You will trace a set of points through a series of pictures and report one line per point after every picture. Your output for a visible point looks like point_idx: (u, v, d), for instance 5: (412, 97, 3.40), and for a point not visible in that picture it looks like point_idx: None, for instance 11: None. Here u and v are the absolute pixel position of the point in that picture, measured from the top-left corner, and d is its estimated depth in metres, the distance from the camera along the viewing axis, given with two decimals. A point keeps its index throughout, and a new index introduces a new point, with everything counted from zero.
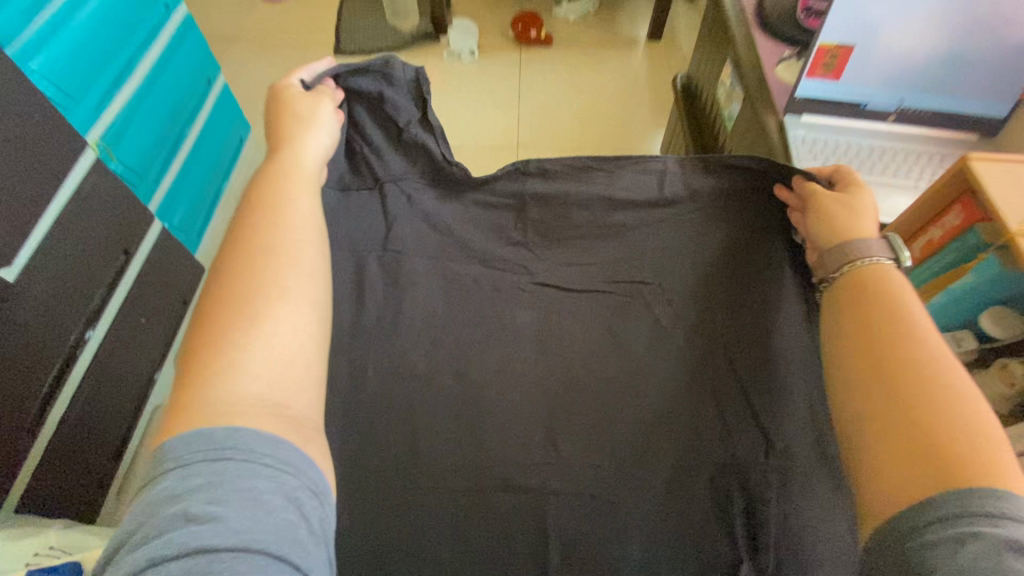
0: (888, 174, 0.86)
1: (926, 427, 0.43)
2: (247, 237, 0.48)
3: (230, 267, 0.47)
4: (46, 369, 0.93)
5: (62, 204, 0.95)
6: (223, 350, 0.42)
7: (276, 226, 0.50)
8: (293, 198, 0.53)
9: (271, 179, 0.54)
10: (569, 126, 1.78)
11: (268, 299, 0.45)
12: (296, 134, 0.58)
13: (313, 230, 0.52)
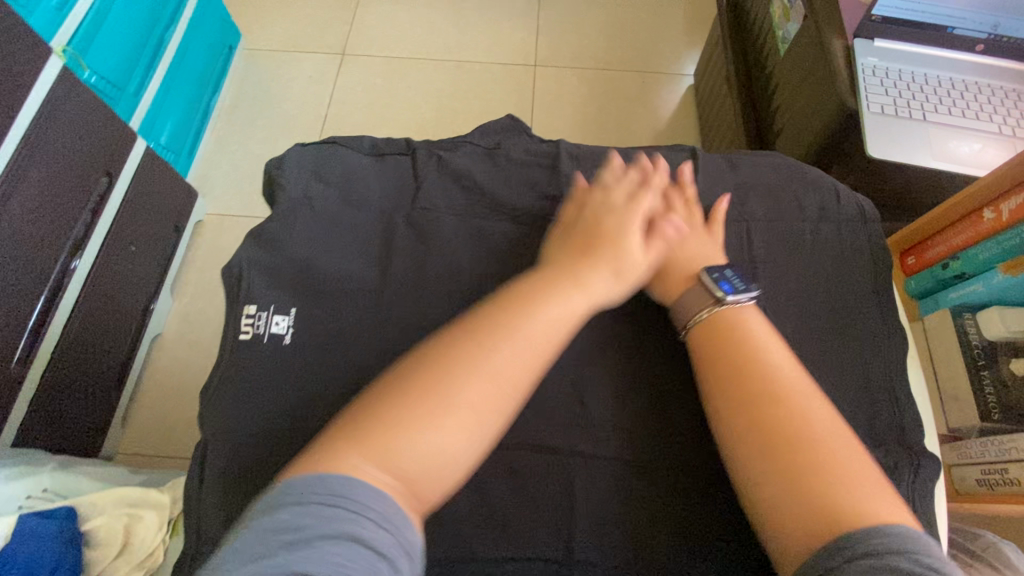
0: (964, 116, 0.75)
1: (828, 463, 0.40)
2: (483, 325, 0.44)
3: (446, 353, 0.43)
4: (30, 302, 0.88)
5: (25, 121, 0.86)
6: (344, 446, 0.38)
7: (511, 340, 0.43)
8: (549, 306, 0.46)
9: (546, 281, 0.48)
10: (593, 44, 1.60)
11: (448, 419, 0.40)
12: (596, 271, 0.50)
13: (528, 365, 0.44)
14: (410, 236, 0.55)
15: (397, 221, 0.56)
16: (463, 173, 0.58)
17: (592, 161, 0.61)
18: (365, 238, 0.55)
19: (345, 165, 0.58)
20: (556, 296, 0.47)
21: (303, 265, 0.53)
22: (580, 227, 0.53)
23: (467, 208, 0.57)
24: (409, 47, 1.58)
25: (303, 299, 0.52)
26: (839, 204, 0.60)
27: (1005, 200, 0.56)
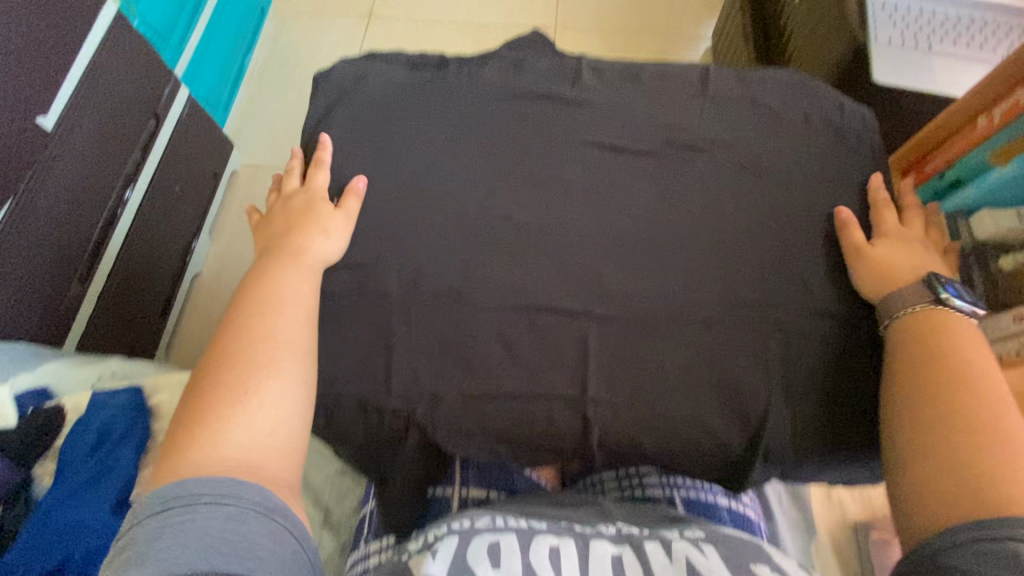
0: (972, 48, 0.78)
1: (984, 469, 0.41)
2: (237, 318, 0.48)
3: (225, 349, 0.46)
4: (88, 225, 0.96)
5: (88, 54, 0.93)
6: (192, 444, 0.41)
7: (268, 319, 0.47)
8: (285, 283, 0.50)
9: (273, 267, 0.51)
10: (613, 7, 1.63)
11: (266, 390, 0.44)
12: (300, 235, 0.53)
13: (305, 323, 0.49)
14: (445, 128, 0.60)
15: (433, 114, 0.60)
16: (493, 77, 0.62)
17: (613, 70, 0.64)
18: (401, 128, 0.60)
19: (384, 67, 0.63)
20: (286, 272, 0.51)
21: (345, 155, 0.59)
22: (283, 218, 0.56)
23: (499, 106, 0.61)
24: (433, 9, 1.63)
25: (345, 183, 0.57)
26: (844, 114, 0.62)
27: (998, 104, 0.58)
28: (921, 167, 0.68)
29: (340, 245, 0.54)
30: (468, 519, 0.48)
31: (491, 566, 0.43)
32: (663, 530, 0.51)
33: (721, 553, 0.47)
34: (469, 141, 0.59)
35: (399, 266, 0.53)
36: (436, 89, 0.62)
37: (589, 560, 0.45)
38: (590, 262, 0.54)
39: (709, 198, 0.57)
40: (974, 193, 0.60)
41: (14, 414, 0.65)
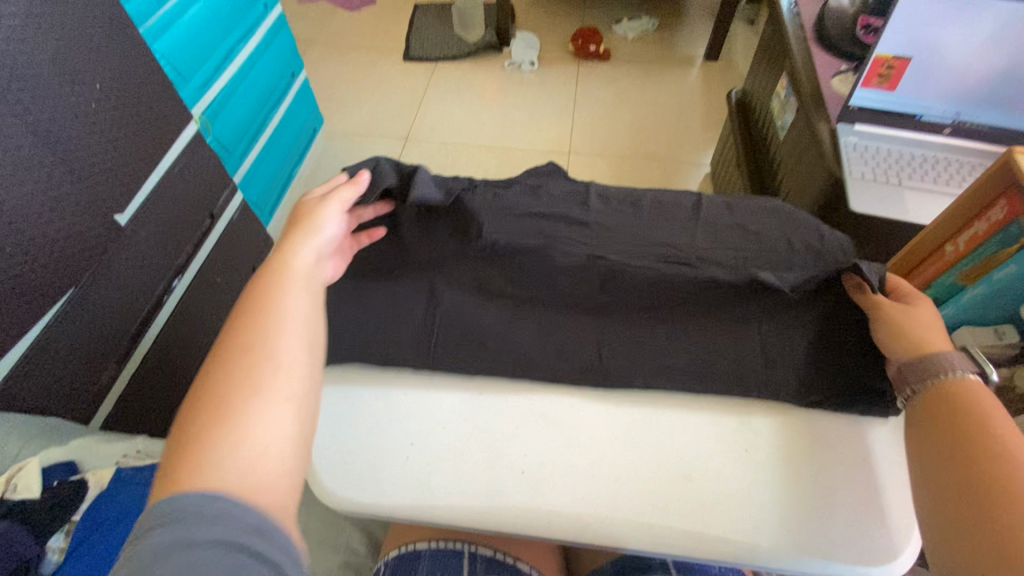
0: (939, 183, 0.88)
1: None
2: (228, 346, 0.44)
3: (237, 339, 0.44)
4: (136, 311, 1.05)
5: (166, 164, 1.08)
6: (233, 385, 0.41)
7: (257, 331, 0.44)
8: (297, 259, 0.50)
9: (261, 282, 0.48)
10: (621, 136, 1.84)
11: (265, 401, 0.41)
12: (290, 244, 0.51)
13: (296, 320, 0.46)
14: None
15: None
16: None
17: (621, 194, 0.74)
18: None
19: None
20: (297, 242, 0.52)
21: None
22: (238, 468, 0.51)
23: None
24: (467, 133, 1.86)
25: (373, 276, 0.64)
26: (824, 240, 0.66)
27: (958, 235, 0.65)
28: None
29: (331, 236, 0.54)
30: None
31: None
32: None
33: None
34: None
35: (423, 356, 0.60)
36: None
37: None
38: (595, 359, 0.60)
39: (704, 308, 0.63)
40: (952, 311, 0.66)
41: (38, 486, 0.68)
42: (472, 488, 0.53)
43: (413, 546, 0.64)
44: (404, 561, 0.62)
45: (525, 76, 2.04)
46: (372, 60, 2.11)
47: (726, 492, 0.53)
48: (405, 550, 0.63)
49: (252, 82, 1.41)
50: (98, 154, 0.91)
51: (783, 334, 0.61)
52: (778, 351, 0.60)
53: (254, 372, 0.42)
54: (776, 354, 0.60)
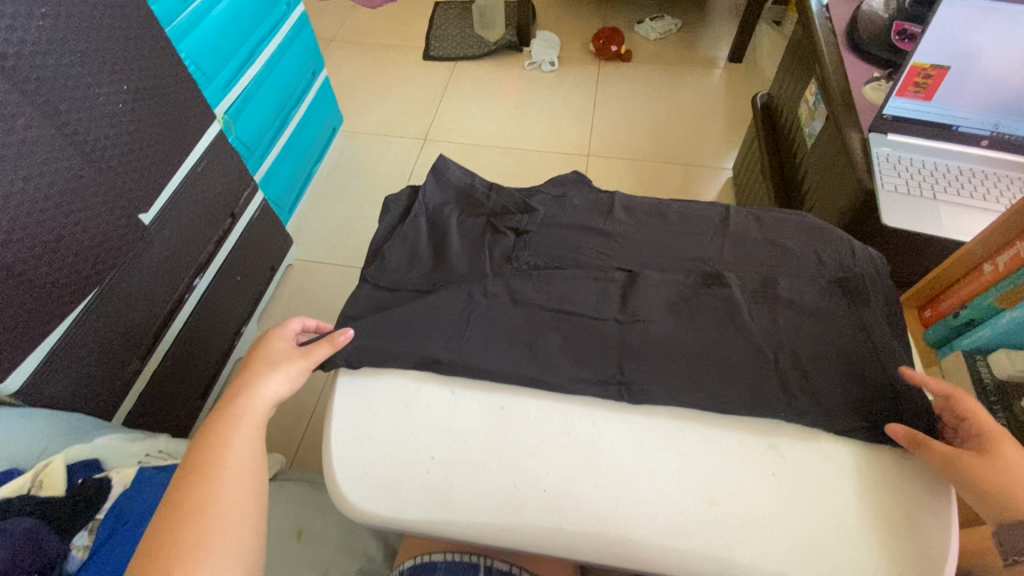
0: (975, 196, 0.85)
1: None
2: (181, 496, 0.47)
3: (180, 498, 0.47)
4: (158, 308, 1.06)
5: (190, 164, 1.09)
6: (168, 545, 0.44)
7: (212, 486, 0.48)
8: (252, 406, 0.54)
9: (216, 426, 0.52)
10: (641, 139, 1.82)
11: (211, 557, 0.44)
12: (256, 380, 0.55)
13: (248, 469, 0.50)
14: (496, 247, 0.68)
15: (486, 237, 0.69)
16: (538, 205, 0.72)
17: (646, 204, 0.73)
18: (458, 243, 0.69)
19: (445, 190, 0.74)
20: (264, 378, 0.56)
21: (408, 265, 0.68)
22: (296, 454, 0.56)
23: (543, 231, 0.69)
24: (485, 133, 1.85)
25: (409, 285, 0.66)
26: (855, 259, 0.66)
27: (998, 256, 0.63)
28: (936, 306, 0.72)
29: (290, 385, 0.57)
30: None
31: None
32: None
33: None
34: (516, 257, 0.68)
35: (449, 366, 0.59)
36: (488, 213, 0.71)
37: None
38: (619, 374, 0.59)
39: (739, 326, 0.61)
40: (987, 334, 0.63)
41: (63, 482, 0.70)
42: (495, 504, 0.52)
43: (430, 557, 0.64)
44: (419, 572, 0.62)
45: (545, 77, 2.02)
46: (391, 59, 2.11)
47: (750, 514, 0.52)
48: (421, 561, 0.63)
49: (273, 82, 1.41)
50: (124, 155, 0.92)
51: (824, 357, 0.59)
52: (818, 372, 0.58)
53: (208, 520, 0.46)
54: (816, 376, 0.58)
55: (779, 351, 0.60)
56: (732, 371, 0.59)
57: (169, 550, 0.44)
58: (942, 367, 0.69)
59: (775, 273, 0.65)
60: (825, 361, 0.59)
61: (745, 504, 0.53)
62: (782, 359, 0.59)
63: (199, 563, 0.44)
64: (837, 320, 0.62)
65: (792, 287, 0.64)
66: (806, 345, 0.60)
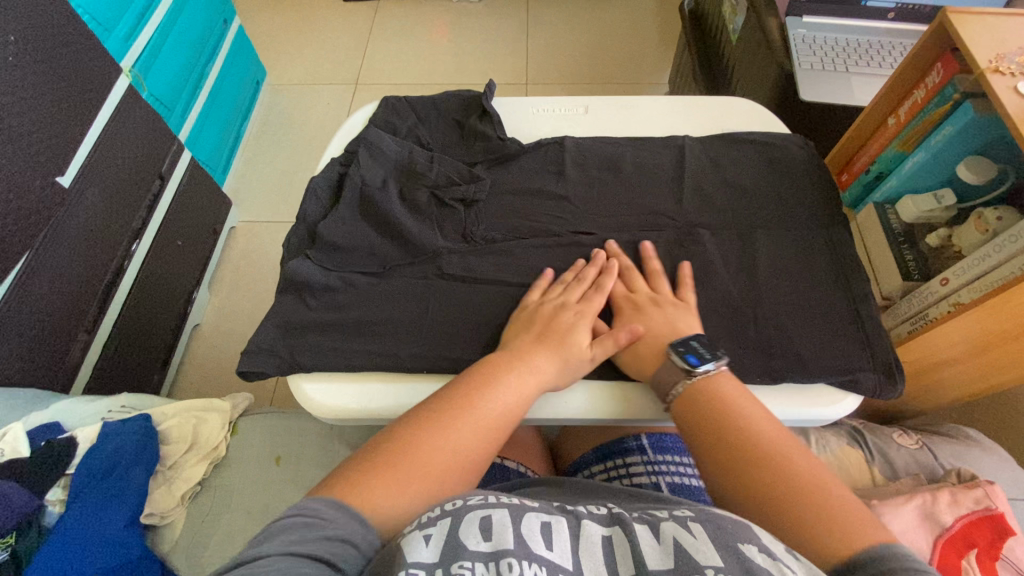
0: (885, 68, 0.90)
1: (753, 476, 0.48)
2: (430, 415, 0.51)
3: (434, 409, 0.51)
4: (98, 277, 1.02)
5: (102, 121, 1.02)
6: (416, 435, 0.50)
7: (465, 416, 0.51)
8: (497, 393, 0.53)
9: (479, 372, 0.54)
10: (577, 62, 1.80)
11: (401, 472, 0.47)
12: (537, 344, 0.56)
13: (478, 429, 0.51)
14: (448, 222, 0.65)
15: (434, 213, 0.66)
16: (484, 172, 0.68)
17: (578, 103, 0.74)
18: (401, 204, 0.66)
19: (381, 164, 0.68)
20: (512, 361, 0.55)
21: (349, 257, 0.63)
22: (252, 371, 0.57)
23: (497, 195, 0.67)
24: (419, 71, 1.79)
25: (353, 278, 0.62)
26: (785, 142, 0.68)
27: (899, 108, 0.68)
28: (851, 168, 0.77)
29: (580, 354, 0.56)
30: (461, 498, 0.47)
31: (483, 540, 0.43)
32: (654, 511, 0.50)
33: (708, 531, 0.45)
34: (469, 230, 0.65)
35: (411, 324, 0.59)
36: (432, 186, 0.67)
37: (580, 539, 0.46)
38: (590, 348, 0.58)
39: (673, 202, 0.65)
40: (895, 183, 0.68)
41: (28, 446, 0.68)
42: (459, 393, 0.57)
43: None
44: None
45: (474, 8, 1.95)
46: (310, 3, 1.98)
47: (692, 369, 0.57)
48: None
49: (181, 31, 1.32)
50: (26, 110, 0.86)
51: (758, 222, 0.63)
52: (754, 235, 0.62)
53: (428, 437, 0.49)
54: (751, 237, 0.62)
55: (712, 222, 0.63)
56: (665, 242, 0.63)
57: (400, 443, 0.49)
58: (858, 223, 0.74)
59: (705, 152, 0.68)
60: (756, 226, 0.63)
61: None
62: (716, 229, 0.63)
63: (397, 467, 0.47)
64: (760, 188, 0.65)
65: (721, 162, 0.67)
66: (740, 213, 0.64)
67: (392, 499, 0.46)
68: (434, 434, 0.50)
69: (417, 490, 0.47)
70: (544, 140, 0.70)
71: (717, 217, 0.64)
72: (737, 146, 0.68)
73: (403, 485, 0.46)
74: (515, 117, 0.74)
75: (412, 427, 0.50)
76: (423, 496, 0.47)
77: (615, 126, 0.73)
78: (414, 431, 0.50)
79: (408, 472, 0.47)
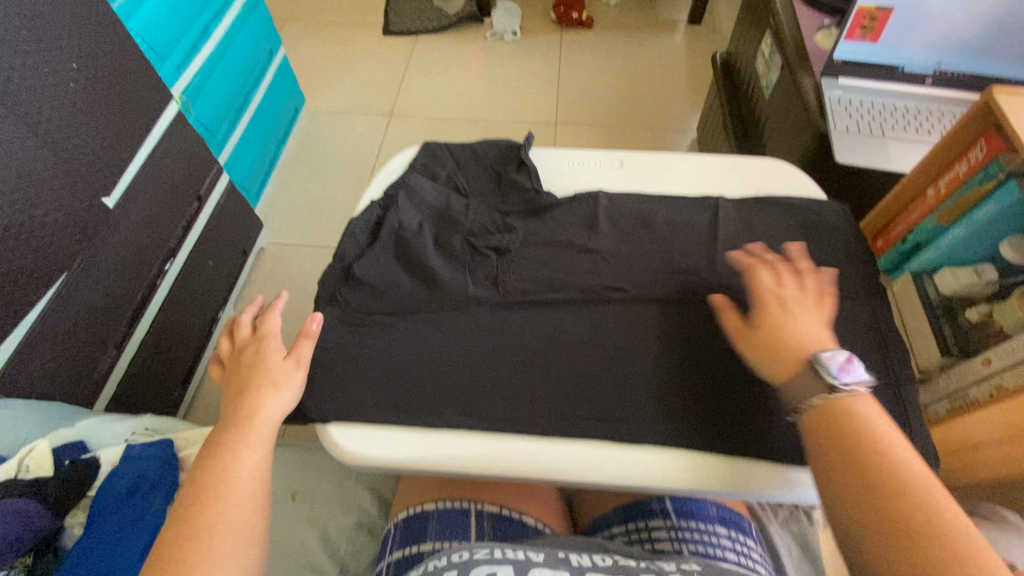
0: (921, 133, 0.90)
1: (895, 498, 0.42)
2: (195, 503, 0.46)
3: (192, 500, 0.46)
4: (130, 295, 1.05)
5: (150, 146, 1.06)
6: (199, 533, 0.44)
7: (225, 492, 0.47)
8: (244, 452, 0.50)
9: (219, 442, 0.51)
10: (606, 105, 1.83)
11: (217, 567, 0.43)
12: (254, 398, 0.54)
13: (250, 498, 0.48)
14: (480, 270, 0.66)
15: (467, 259, 0.66)
16: (517, 223, 0.69)
17: (613, 157, 0.76)
18: (435, 249, 0.67)
19: (418, 208, 0.69)
20: (261, 398, 0.54)
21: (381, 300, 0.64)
22: (230, 375, 0.57)
23: (530, 245, 0.67)
24: (451, 106, 1.84)
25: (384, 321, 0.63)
26: (821, 208, 0.68)
27: (938, 180, 0.67)
28: (887, 235, 0.76)
29: (294, 394, 0.56)
30: (466, 551, 0.49)
31: None
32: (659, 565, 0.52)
33: None
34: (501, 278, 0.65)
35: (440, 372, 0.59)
36: (467, 234, 0.68)
37: None
38: (616, 413, 0.57)
39: (708, 263, 0.65)
40: (933, 255, 0.67)
41: (51, 464, 0.70)
42: (486, 448, 0.56)
43: (423, 507, 0.66)
44: (412, 521, 0.64)
45: (508, 47, 2.01)
46: (351, 36, 2.06)
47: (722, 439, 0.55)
48: (413, 512, 0.65)
49: (230, 60, 1.38)
50: (80, 134, 0.90)
51: None
52: None
53: (220, 514, 0.46)
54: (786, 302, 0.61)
55: (747, 285, 0.63)
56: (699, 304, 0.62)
57: (185, 543, 0.44)
58: (894, 291, 0.73)
59: (741, 213, 0.68)
60: None
61: (721, 427, 0.56)
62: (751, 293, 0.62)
63: (212, 560, 0.43)
64: None
65: (755, 225, 0.67)
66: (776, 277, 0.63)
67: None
68: (223, 514, 0.46)
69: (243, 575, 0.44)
70: (579, 193, 0.71)
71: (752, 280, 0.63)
72: (773, 210, 0.68)
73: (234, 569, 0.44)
74: (551, 168, 0.75)
75: (203, 513, 0.45)
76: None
77: (649, 182, 0.73)
78: (201, 514, 0.45)
79: (228, 555, 0.44)
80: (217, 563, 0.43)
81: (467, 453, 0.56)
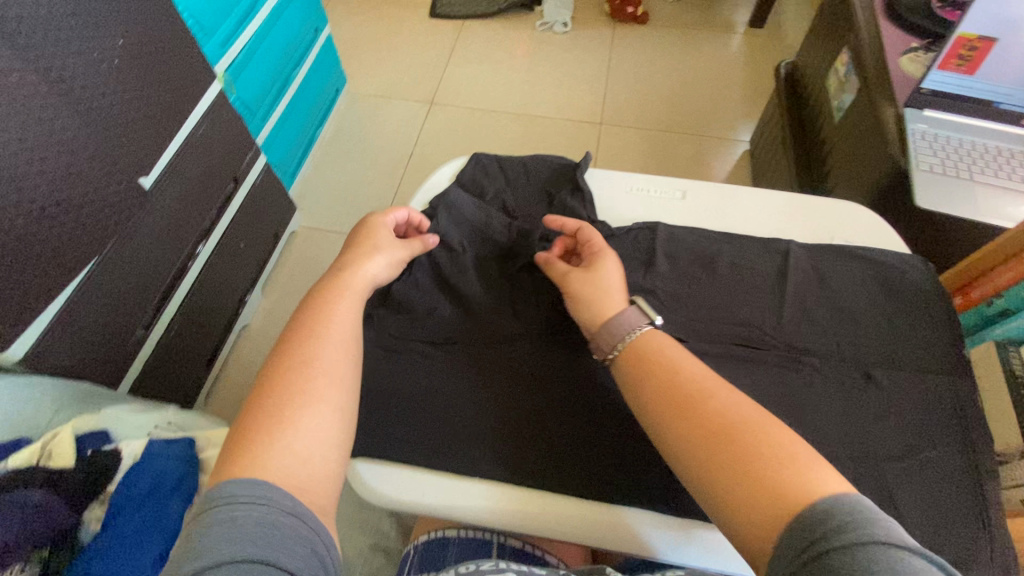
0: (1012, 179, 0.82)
1: (727, 431, 0.43)
2: (290, 355, 0.49)
3: (286, 353, 0.50)
4: (160, 277, 1.03)
5: (190, 125, 1.04)
6: (287, 383, 0.47)
7: (317, 346, 0.50)
8: (338, 314, 0.54)
9: (320, 300, 0.54)
10: (655, 108, 1.75)
11: (309, 410, 0.46)
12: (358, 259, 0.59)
13: (345, 351, 0.51)
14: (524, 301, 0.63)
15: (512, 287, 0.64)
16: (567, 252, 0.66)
17: (675, 186, 0.70)
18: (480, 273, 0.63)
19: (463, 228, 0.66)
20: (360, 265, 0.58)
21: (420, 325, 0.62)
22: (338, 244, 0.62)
23: None
24: (494, 97, 1.78)
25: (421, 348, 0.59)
26: (905, 267, 0.61)
27: None
28: (968, 292, 0.69)
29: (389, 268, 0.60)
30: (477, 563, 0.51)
31: None
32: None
33: None
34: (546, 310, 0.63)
35: None
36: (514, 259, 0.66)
37: None
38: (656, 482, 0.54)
39: (772, 316, 0.59)
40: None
41: (72, 454, 0.67)
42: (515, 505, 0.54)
43: (444, 532, 0.63)
44: (431, 544, 0.62)
45: (557, 39, 1.93)
46: (397, 17, 2.01)
47: None
48: (433, 536, 0.62)
49: (275, 37, 1.35)
50: (121, 111, 0.88)
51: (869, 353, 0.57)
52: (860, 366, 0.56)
53: (317, 361, 0.49)
54: (856, 368, 0.56)
55: (815, 345, 0.57)
56: (760, 361, 0.57)
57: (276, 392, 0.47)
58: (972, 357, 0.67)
59: (812, 262, 0.62)
60: (867, 357, 0.57)
61: None
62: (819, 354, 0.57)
63: (302, 410, 0.46)
64: (872, 316, 0.59)
65: (828, 277, 0.61)
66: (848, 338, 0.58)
67: (313, 438, 0.45)
68: (318, 367, 0.49)
69: (330, 430, 0.47)
70: (635, 224, 0.66)
71: (821, 339, 0.58)
72: (848, 261, 0.62)
73: (322, 420, 0.46)
74: (606, 192, 0.70)
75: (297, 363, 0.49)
76: (332, 436, 0.47)
77: (712, 215, 0.68)
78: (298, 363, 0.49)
79: (314, 407, 0.47)
80: (305, 419, 0.46)
81: (496, 503, 0.54)
